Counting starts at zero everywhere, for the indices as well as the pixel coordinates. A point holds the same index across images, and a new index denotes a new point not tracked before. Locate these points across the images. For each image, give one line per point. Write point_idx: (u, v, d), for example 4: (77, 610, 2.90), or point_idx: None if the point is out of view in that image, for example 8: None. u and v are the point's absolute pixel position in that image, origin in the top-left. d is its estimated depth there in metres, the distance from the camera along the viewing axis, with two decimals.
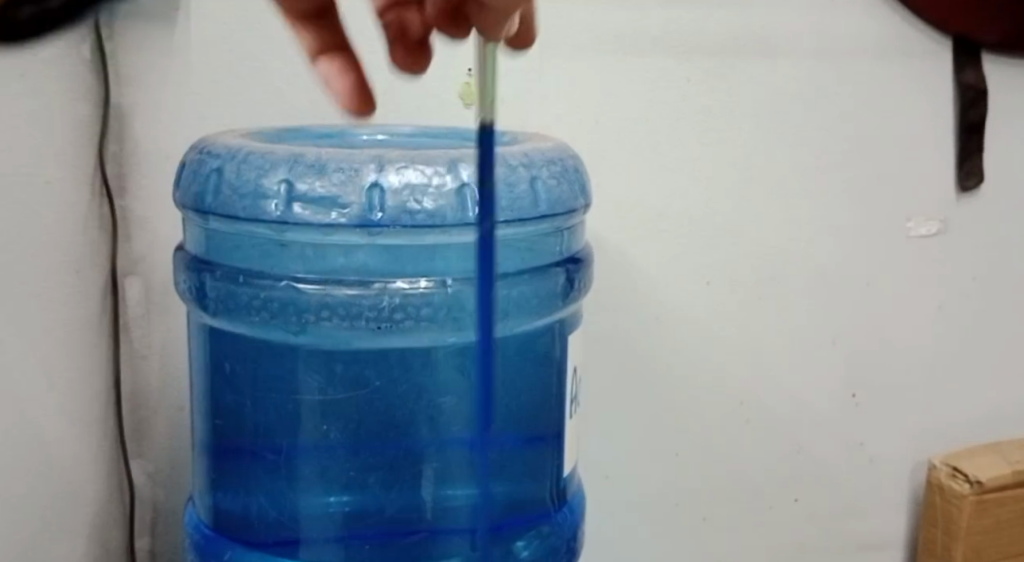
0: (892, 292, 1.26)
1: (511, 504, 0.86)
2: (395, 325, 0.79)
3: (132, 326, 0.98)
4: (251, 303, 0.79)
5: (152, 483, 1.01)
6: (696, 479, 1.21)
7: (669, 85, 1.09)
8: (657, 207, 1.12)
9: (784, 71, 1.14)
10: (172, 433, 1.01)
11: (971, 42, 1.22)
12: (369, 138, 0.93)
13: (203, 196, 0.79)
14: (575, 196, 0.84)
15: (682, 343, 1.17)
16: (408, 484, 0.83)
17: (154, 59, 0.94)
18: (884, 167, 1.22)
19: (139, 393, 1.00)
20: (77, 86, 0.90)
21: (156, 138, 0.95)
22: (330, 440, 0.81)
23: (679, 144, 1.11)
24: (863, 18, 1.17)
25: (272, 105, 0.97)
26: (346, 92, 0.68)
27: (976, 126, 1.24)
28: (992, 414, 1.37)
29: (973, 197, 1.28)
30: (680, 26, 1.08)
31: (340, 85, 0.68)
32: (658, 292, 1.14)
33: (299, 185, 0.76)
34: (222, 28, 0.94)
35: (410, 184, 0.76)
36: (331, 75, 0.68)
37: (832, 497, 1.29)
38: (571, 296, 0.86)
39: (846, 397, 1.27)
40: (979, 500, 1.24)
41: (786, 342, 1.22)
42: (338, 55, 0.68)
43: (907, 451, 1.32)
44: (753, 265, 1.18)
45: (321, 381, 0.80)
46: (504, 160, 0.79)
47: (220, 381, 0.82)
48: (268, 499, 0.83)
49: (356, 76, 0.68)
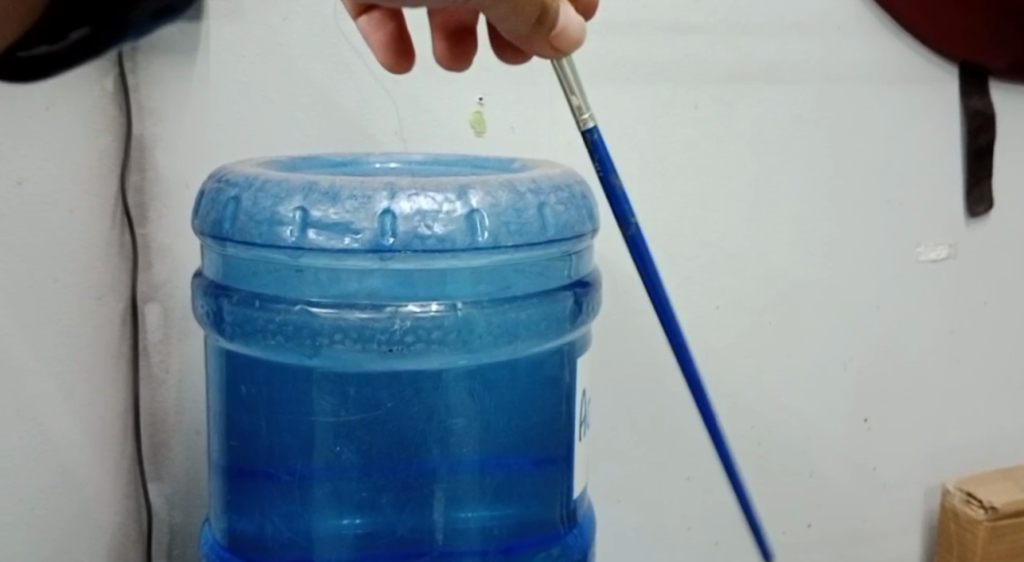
0: (901, 317, 1.27)
1: (521, 525, 0.87)
2: (407, 348, 0.80)
3: (151, 351, 1.00)
4: (266, 326, 0.81)
5: (169, 505, 1.02)
6: (709, 501, 1.22)
7: (676, 112, 1.11)
8: (666, 232, 1.13)
9: (791, 98, 1.16)
10: (190, 457, 1.02)
11: (977, 68, 1.23)
12: (381, 165, 0.95)
13: (221, 223, 0.81)
14: (583, 222, 0.86)
15: (692, 368, 1.18)
16: (418, 505, 0.84)
17: (173, 91, 0.96)
18: (892, 193, 1.23)
19: (158, 417, 1.01)
20: (99, 117, 0.94)
21: (175, 168, 0.97)
22: (343, 461, 0.83)
23: (688, 170, 1.13)
24: (869, 45, 1.18)
25: (287, 135, 1.00)
26: (382, 42, 0.82)
27: (984, 152, 1.25)
28: (1005, 439, 1.37)
29: (981, 222, 1.28)
30: (687, 55, 1.10)
31: (377, 38, 0.82)
32: (668, 317, 1.15)
33: (313, 212, 0.78)
34: (240, 61, 0.97)
35: (421, 211, 0.78)
36: (370, 30, 0.82)
37: (845, 521, 1.30)
38: (580, 320, 0.87)
39: (858, 421, 1.27)
40: (994, 526, 1.24)
41: (796, 366, 1.23)
42: (376, 12, 0.82)
43: (920, 476, 1.32)
44: (762, 289, 1.19)
45: (335, 403, 0.82)
46: (512, 187, 0.82)
47: (236, 404, 0.84)
48: (282, 520, 0.84)
49: (394, 27, 0.81)
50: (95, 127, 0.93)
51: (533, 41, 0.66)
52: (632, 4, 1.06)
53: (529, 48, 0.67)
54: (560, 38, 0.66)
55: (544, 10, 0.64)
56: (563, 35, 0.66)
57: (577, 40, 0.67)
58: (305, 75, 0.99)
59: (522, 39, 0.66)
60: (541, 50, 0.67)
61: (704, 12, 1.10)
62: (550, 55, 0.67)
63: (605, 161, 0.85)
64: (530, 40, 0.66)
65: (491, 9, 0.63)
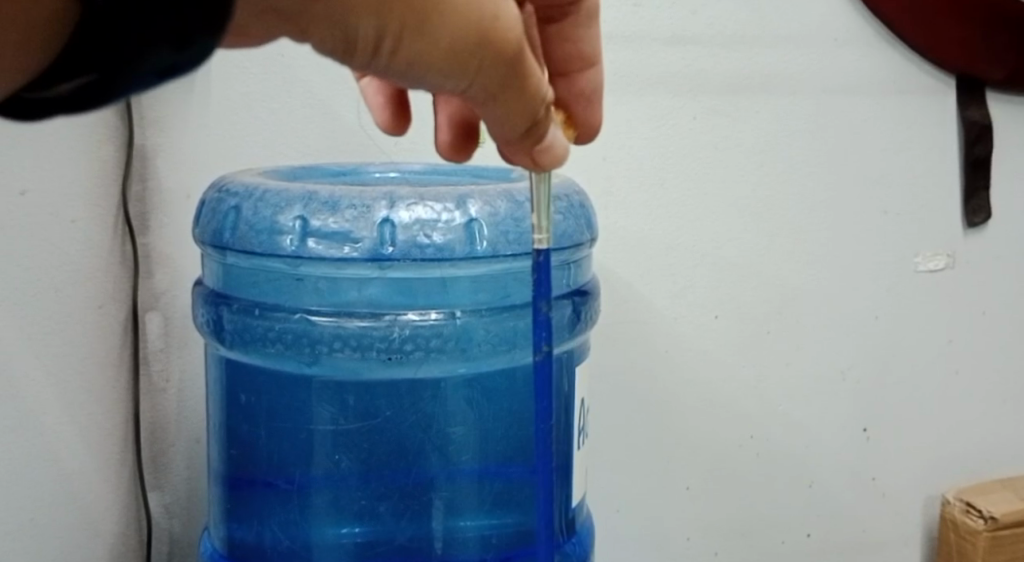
0: (900, 327, 1.27)
1: (521, 535, 0.87)
2: (405, 356, 0.81)
3: (151, 360, 1.01)
4: (266, 335, 0.82)
5: (169, 514, 1.03)
6: (709, 511, 1.22)
7: (674, 122, 1.11)
8: (665, 242, 1.14)
9: (789, 109, 1.16)
10: (190, 466, 1.03)
11: (974, 80, 1.24)
12: (381, 175, 0.95)
13: (221, 232, 0.81)
14: (581, 231, 0.86)
15: (692, 377, 1.18)
16: (417, 513, 0.84)
17: (175, 102, 0.97)
18: (890, 204, 1.23)
19: (158, 426, 1.02)
20: (102, 128, 0.94)
21: (177, 179, 0.98)
22: (342, 470, 0.83)
23: (687, 181, 1.13)
24: (867, 56, 1.19)
25: (289, 146, 1.00)
26: (383, 105, 0.74)
27: (981, 162, 1.26)
28: (1004, 448, 1.37)
29: (980, 232, 1.29)
30: (686, 66, 1.11)
31: (378, 99, 0.74)
32: (666, 327, 1.16)
33: (313, 221, 0.79)
34: (242, 73, 0.98)
35: (421, 220, 0.79)
36: (370, 88, 0.74)
37: (845, 532, 1.30)
38: (578, 329, 0.88)
39: (856, 431, 1.27)
40: (994, 536, 1.24)
41: (795, 376, 1.23)
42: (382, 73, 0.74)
43: (920, 486, 1.32)
44: (761, 299, 1.19)
45: (334, 412, 0.82)
46: (511, 197, 0.82)
47: (236, 412, 0.84)
48: (281, 528, 0.84)
49: (396, 93, 0.74)
50: (96, 137, 0.93)
51: (514, 151, 0.60)
52: (630, 16, 1.07)
53: (511, 156, 0.61)
54: (542, 153, 0.60)
55: (533, 122, 0.58)
56: (547, 152, 0.60)
57: (559, 160, 0.62)
58: (306, 87, 1.00)
59: (504, 145, 0.60)
60: (521, 162, 0.61)
61: (702, 24, 1.11)
62: (527, 167, 0.61)
63: (542, 285, 0.66)
64: (512, 148, 0.60)
65: (481, 106, 0.57)
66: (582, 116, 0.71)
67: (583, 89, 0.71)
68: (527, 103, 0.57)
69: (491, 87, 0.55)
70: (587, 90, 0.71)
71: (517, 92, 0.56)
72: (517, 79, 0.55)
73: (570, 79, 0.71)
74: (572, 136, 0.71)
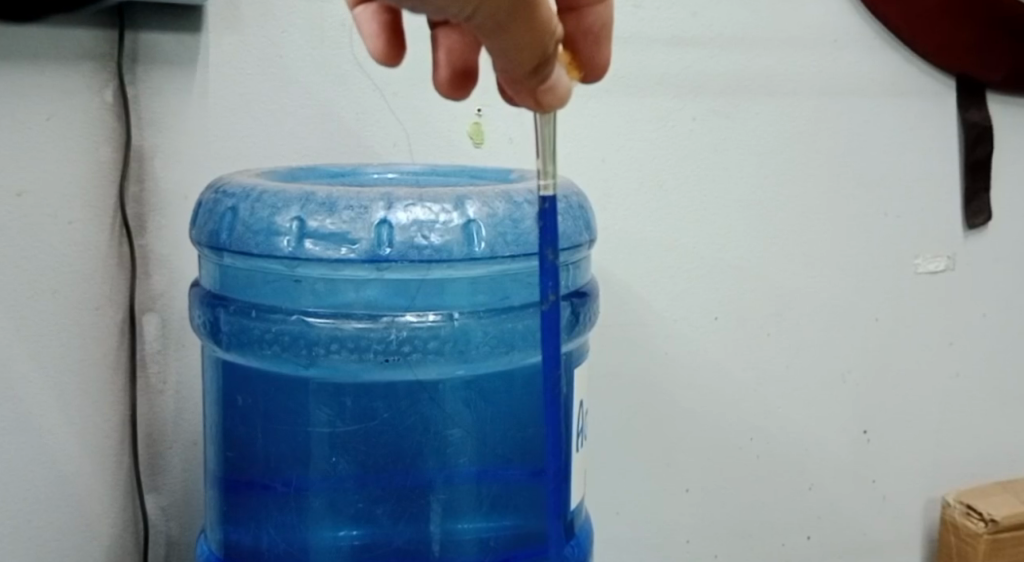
0: (900, 329, 1.27)
1: (517, 538, 0.87)
2: (403, 358, 0.80)
3: (149, 363, 0.99)
4: (262, 336, 0.81)
5: (165, 517, 1.01)
6: (707, 514, 1.22)
7: (673, 124, 1.11)
8: (664, 243, 1.13)
9: (789, 110, 1.16)
10: (187, 467, 1.01)
11: (974, 82, 1.24)
12: (379, 176, 0.95)
13: (217, 233, 0.81)
14: (580, 232, 0.86)
15: (692, 379, 1.18)
16: (414, 517, 0.84)
17: (174, 102, 0.96)
18: (890, 206, 1.23)
19: (155, 428, 1.00)
20: (98, 130, 0.94)
21: (176, 181, 0.97)
22: (339, 472, 0.82)
23: (686, 182, 1.13)
24: (866, 57, 1.19)
25: (287, 148, 1.00)
26: (375, 32, 0.64)
27: (980, 164, 1.26)
28: (1005, 451, 1.37)
29: (980, 234, 1.29)
30: (685, 67, 1.11)
31: (372, 27, 0.65)
32: (666, 329, 1.15)
33: (310, 222, 0.78)
34: (240, 73, 0.97)
35: (418, 221, 0.78)
36: (364, 13, 0.65)
37: (844, 536, 1.29)
38: (577, 330, 0.87)
39: (856, 433, 1.27)
40: (994, 539, 1.23)
41: (795, 378, 1.23)
42: None
43: (920, 489, 1.32)
44: (761, 301, 1.19)
45: (331, 414, 0.82)
46: (509, 197, 0.82)
47: (232, 414, 0.84)
48: (278, 531, 0.84)
49: (391, 18, 0.64)
50: (92, 140, 0.94)
51: (519, 92, 0.59)
52: (630, 17, 1.07)
53: (515, 96, 0.60)
54: (548, 94, 0.59)
55: (544, 60, 0.57)
56: (554, 93, 0.59)
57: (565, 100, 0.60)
58: (304, 88, 0.99)
59: (509, 84, 0.59)
60: (527, 102, 0.59)
61: (702, 25, 1.11)
62: (531, 108, 0.60)
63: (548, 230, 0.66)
64: (517, 87, 0.59)
65: (489, 39, 0.55)
66: (591, 55, 0.66)
67: (592, 25, 0.66)
68: (535, 40, 0.55)
69: (502, 17, 0.53)
70: (597, 26, 0.66)
71: (527, 26, 0.54)
72: (527, 10, 0.54)
73: (580, 15, 0.66)
74: (578, 73, 0.67)
